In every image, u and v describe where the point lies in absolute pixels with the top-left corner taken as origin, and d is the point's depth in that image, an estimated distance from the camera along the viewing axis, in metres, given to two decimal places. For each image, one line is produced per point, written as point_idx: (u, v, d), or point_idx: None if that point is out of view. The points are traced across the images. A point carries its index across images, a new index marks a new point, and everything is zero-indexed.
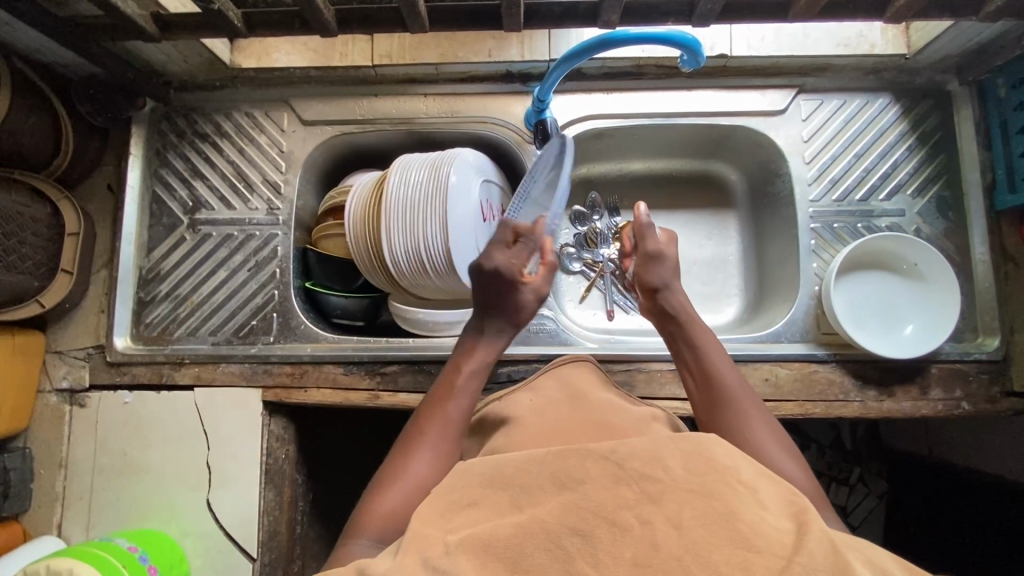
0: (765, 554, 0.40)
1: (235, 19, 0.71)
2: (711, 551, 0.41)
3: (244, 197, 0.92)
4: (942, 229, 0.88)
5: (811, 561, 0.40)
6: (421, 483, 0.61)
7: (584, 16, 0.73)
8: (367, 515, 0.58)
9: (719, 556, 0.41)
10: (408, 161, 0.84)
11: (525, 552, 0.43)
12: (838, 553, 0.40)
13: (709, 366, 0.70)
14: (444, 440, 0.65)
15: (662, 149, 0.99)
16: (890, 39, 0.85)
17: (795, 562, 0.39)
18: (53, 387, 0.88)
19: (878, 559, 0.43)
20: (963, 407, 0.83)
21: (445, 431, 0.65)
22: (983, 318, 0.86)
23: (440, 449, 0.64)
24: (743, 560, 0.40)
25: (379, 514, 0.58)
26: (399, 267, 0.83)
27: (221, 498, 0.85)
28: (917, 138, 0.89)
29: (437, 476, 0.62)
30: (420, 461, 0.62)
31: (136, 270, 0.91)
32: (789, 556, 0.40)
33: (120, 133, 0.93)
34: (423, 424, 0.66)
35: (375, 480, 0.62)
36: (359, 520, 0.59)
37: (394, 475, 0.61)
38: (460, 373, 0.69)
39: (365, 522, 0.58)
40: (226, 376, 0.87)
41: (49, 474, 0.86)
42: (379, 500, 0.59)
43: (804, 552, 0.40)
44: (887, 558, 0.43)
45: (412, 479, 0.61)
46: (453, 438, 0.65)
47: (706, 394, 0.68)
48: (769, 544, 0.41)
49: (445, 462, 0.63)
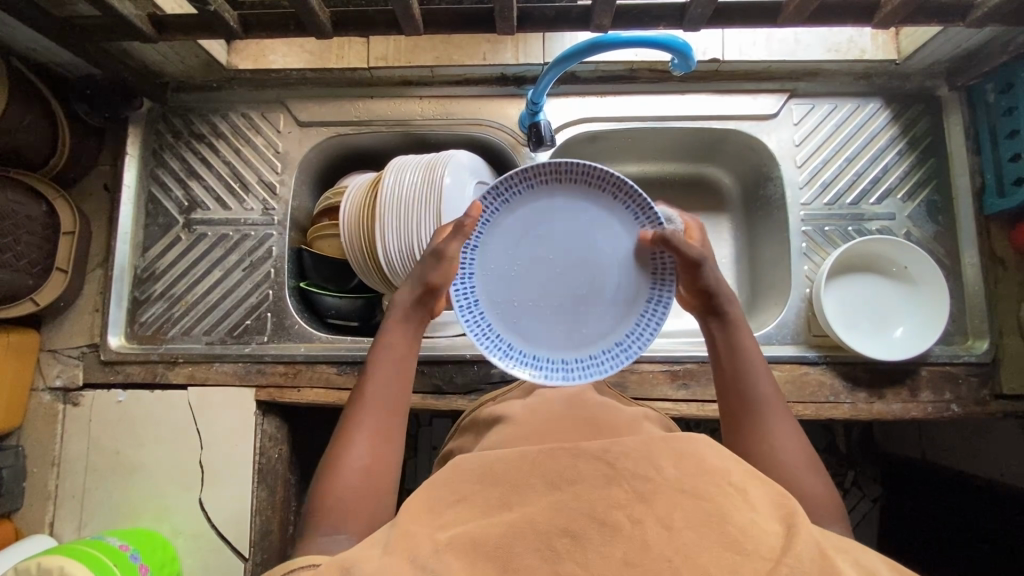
0: (753, 556, 0.41)
1: (231, 20, 0.71)
2: (700, 552, 0.41)
3: (239, 197, 0.93)
4: (932, 233, 0.89)
5: (799, 563, 0.40)
6: (365, 466, 0.59)
7: (577, 20, 0.73)
8: (319, 509, 0.57)
9: (708, 557, 0.41)
10: (403, 163, 0.85)
11: (515, 551, 0.43)
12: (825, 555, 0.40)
13: (743, 372, 0.66)
14: (384, 422, 0.63)
15: (656, 152, 1.00)
16: (880, 45, 0.86)
17: (782, 565, 0.40)
18: (47, 385, 0.88)
19: (867, 561, 0.43)
20: (953, 409, 0.83)
21: (378, 413, 0.64)
22: (973, 322, 0.86)
23: (383, 431, 0.63)
24: (732, 563, 0.40)
25: (333, 504, 0.57)
26: (393, 268, 0.83)
27: (213, 498, 0.85)
28: (907, 142, 0.90)
29: (381, 458, 0.61)
30: (362, 445, 0.61)
31: (130, 268, 0.91)
32: (776, 559, 0.40)
33: (117, 133, 0.94)
34: (361, 411, 0.63)
35: (319, 472, 0.59)
36: (313, 515, 0.56)
37: (336, 464, 0.59)
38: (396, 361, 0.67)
39: (321, 515, 0.56)
40: (220, 375, 0.87)
41: (42, 472, 0.86)
42: (328, 493, 0.57)
43: (792, 555, 0.40)
44: (874, 558, 0.44)
45: (356, 464, 0.59)
46: (394, 416, 0.64)
47: (737, 403, 0.65)
48: (756, 545, 0.41)
49: (389, 443, 0.63)
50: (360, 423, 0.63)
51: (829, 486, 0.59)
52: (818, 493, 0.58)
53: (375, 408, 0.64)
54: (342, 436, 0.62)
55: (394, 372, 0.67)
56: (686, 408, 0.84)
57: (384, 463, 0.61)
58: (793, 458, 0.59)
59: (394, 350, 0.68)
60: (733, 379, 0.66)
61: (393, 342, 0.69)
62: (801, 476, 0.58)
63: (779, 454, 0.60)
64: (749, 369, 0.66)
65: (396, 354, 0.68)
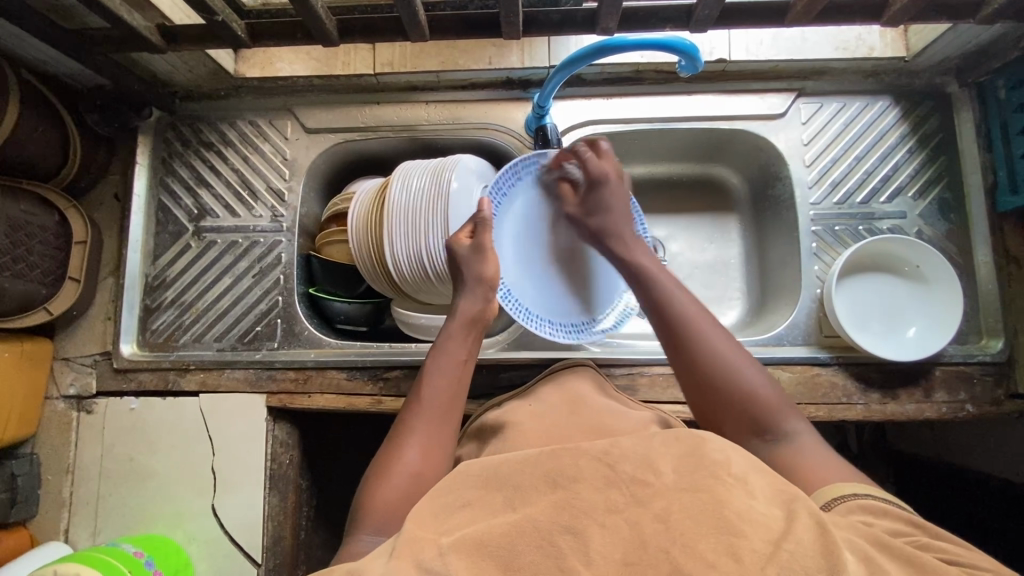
0: (751, 538, 0.40)
1: (239, 29, 0.72)
2: (697, 539, 0.40)
3: (248, 205, 0.93)
4: (944, 231, 0.88)
5: (800, 549, 0.39)
6: (415, 470, 0.61)
7: (583, 23, 0.73)
8: (366, 507, 0.58)
9: (705, 544, 0.40)
10: (411, 168, 0.85)
11: (517, 551, 0.42)
12: (828, 537, 0.40)
13: (689, 333, 0.64)
14: (435, 428, 0.65)
15: (662, 154, 1.00)
16: (889, 42, 0.86)
17: (781, 548, 0.39)
18: (61, 394, 0.89)
19: (872, 552, 0.43)
20: (968, 410, 0.83)
21: (431, 424, 0.66)
22: (987, 321, 0.85)
23: (433, 437, 0.65)
24: (731, 547, 0.39)
25: (381, 505, 0.58)
26: (402, 273, 0.83)
27: (225, 503, 0.85)
28: (917, 140, 0.89)
29: (431, 466, 0.62)
30: (413, 450, 0.63)
31: (142, 276, 0.92)
32: (776, 542, 0.39)
33: (126, 143, 0.95)
34: (413, 417, 0.66)
35: (370, 472, 0.61)
36: (358, 512, 0.58)
37: (388, 463, 0.61)
38: (450, 368, 0.70)
39: (371, 512, 0.58)
40: (232, 381, 0.88)
41: (57, 480, 0.87)
42: (376, 491, 0.59)
43: (792, 539, 0.39)
44: (876, 551, 0.44)
45: (408, 466, 0.61)
46: (445, 428, 0.66)
47: (695, 381, 0.63)
48: (753, 527, 0.41)
49: (439, 449, 0.64)
50: (413, 428, 0.65)
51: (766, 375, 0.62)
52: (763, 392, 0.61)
53: (428, 415, 0.66)
54: (395, 437, 0.64)
55: (449, 381, 0.69)
56: None
57: (434, 469, 0.62)
58: (759, 395, 0.61)
59: (450, 359, 0.70)
60: (684, 347, 0.64)
61: (450, 349, 0.71)
62: (738, 379, 0.61)
63: (744, 401, 0.60)
64: (684, 315, 0.65)
65: (452, 365, 0.70)
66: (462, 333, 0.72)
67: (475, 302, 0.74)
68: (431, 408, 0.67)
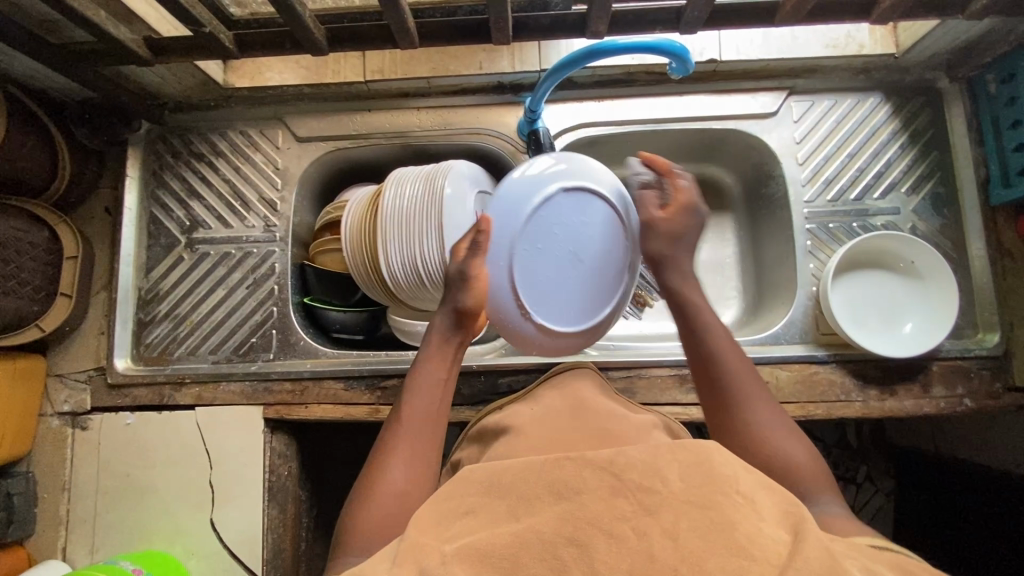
0: (761, 563, 0.39)
1: (226, 41, 0.71)
2: (705, 557, 0.40)
3: (240, 216, 0.93)
4: (938, 226, 0.88)
5: (805, 565, 0.38)
6: (401, 489, 0.60)
7: (573, 27, 0.73)
8: (357, 529, 0.58)
9: (715, 563, 0.39)
10: (403, 175, 0.84)
11: (520, 562, 0.42)
12: (830, 557, 0.39)
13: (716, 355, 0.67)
14: (418, 447, 0.64)
15: (655, 154, 1.00)
16: (878, 39, 0.86)
17: (788, 568, 0.38)
18: (55, 411, 0.88)
19: (871, 564, 0.42)
20: (966, 404, 0.83)
21: (412, 445, 0.64)
22: (982, 314, 0.86)
23: (415, 456, 0.64)
24: (739, 568, 0.39)
25: (371, 518, 0.58)
26: (397, 281, 0.82)
27: (224, 517, 0.84)
28: (908, 136, 0.89)
29: (415, 488, 0.61)
30: (397, 468, 0.62)
31: (135, 290, 0.92)
32: (783, 564, 0.39)
33: (117, 156, 0.94)
34: (394, 435, 0.65)
35: (355, 490, 0.61)
36: (350, 533, 0.58)
37: (373, 483, 0.60)
38: (430, 388, 0.69)
39: (363, 530, 0.57)
40: (227, 395, 0.87)
41: (53, 498, 0.86)
42: (365, 511, 0.58)
43: (800, 559, 0.39)
44: (877, 562, 0.43)
45: (393, 484, 0.60)
46: (427, 446, 0.65)
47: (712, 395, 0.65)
48: (764, 551, 0.40)
49: (426, 457, 0.64)
50: (393, 449, 0.64)
51: (806, 447, 0.61)
52: (802, 461, 0.59)
53: (410, 431, 0.65)
54: (376, 458, 0.63)
55: (430, 400, 0.68)
56: (695, 411, 0.84)
57: (418, 489, 0.61)
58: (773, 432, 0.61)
59: (430, 376, 0.70)
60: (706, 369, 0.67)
61: (430, 368, 0.71)
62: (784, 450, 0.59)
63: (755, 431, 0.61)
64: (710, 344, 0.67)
65: (432, 380, 0.70)
66: (443, 351, 0.72)
67: (449, 322, 0.73)
68: (411, 428, 0.66)
